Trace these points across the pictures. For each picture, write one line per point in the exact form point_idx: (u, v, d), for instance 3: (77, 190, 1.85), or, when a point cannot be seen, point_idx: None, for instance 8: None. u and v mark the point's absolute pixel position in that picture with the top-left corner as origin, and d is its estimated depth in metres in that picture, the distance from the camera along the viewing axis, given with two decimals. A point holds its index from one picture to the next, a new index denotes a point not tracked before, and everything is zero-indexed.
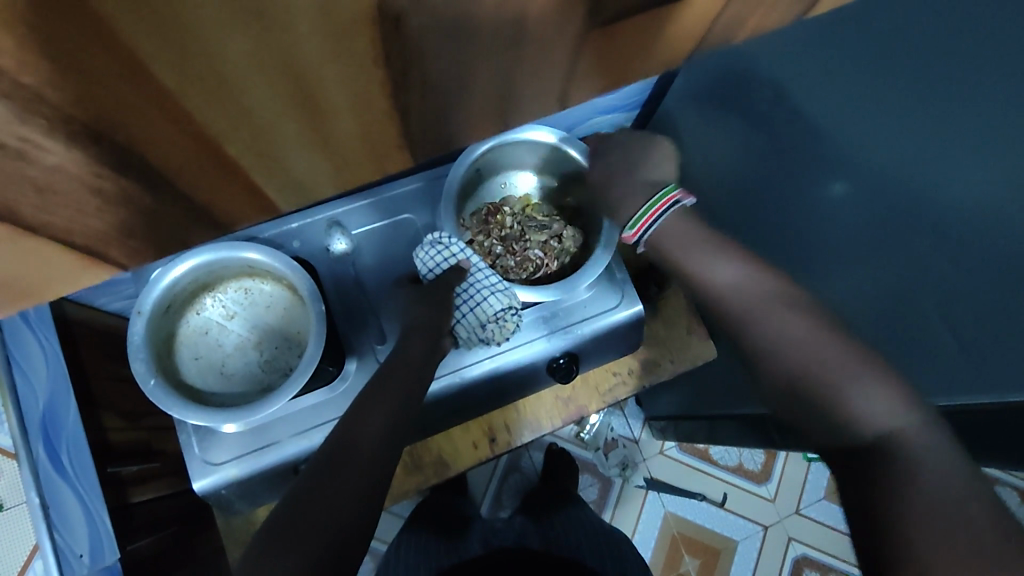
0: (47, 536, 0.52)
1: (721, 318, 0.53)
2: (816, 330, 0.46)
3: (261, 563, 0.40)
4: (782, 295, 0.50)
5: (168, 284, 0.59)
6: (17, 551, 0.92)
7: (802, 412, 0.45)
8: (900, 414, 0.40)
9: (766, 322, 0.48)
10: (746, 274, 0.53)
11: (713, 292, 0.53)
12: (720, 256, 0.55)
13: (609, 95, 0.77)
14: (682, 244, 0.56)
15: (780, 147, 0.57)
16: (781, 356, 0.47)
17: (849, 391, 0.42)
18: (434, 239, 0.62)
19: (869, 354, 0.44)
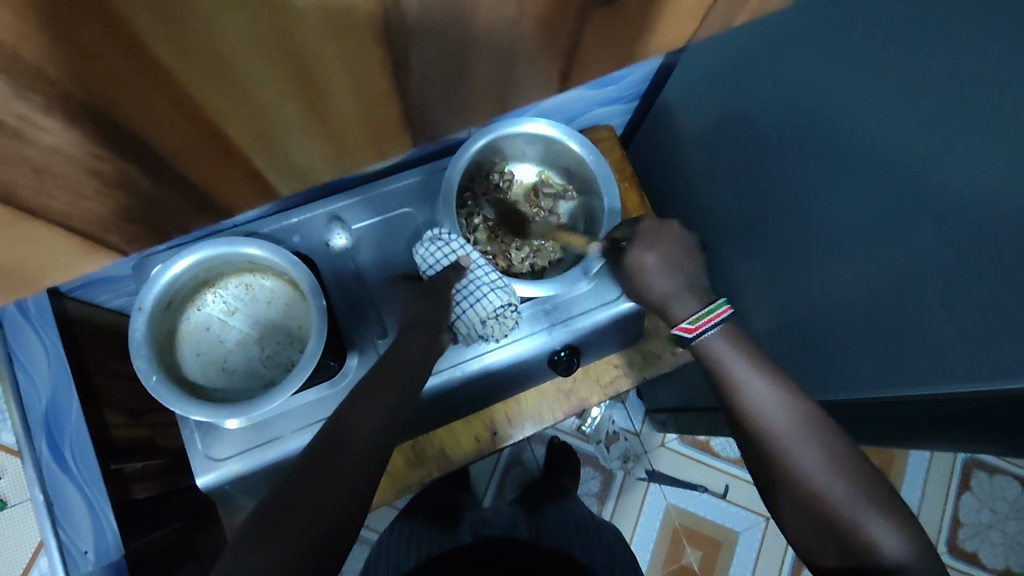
0: (52, 532, 0.54)
1: (758, 441, 0.48)
2: (846, 471, 0.45)
3: (247, 550, 0.41)
4: (810, 417, 0.47)
5: (169, 280, 0.59)
6: (22, 548, 0.93)
7: (813, 532, 0.46)
8: (908, 543, 0.43)
9: (798, 455, 0.46)
10: (787, 396, 0.48)
11: (753, 415, 0.49)
12: (751, 370, 0.50)
13: (608, 88, 0.76)
14: (722, 352, 0.51)
15: (779, 137, 0.57)
16: (806, 487, 0.46)
17: (872, 529, 0.43)
18: (435, 235, 0.62)
19: (883, 484, 0.45)
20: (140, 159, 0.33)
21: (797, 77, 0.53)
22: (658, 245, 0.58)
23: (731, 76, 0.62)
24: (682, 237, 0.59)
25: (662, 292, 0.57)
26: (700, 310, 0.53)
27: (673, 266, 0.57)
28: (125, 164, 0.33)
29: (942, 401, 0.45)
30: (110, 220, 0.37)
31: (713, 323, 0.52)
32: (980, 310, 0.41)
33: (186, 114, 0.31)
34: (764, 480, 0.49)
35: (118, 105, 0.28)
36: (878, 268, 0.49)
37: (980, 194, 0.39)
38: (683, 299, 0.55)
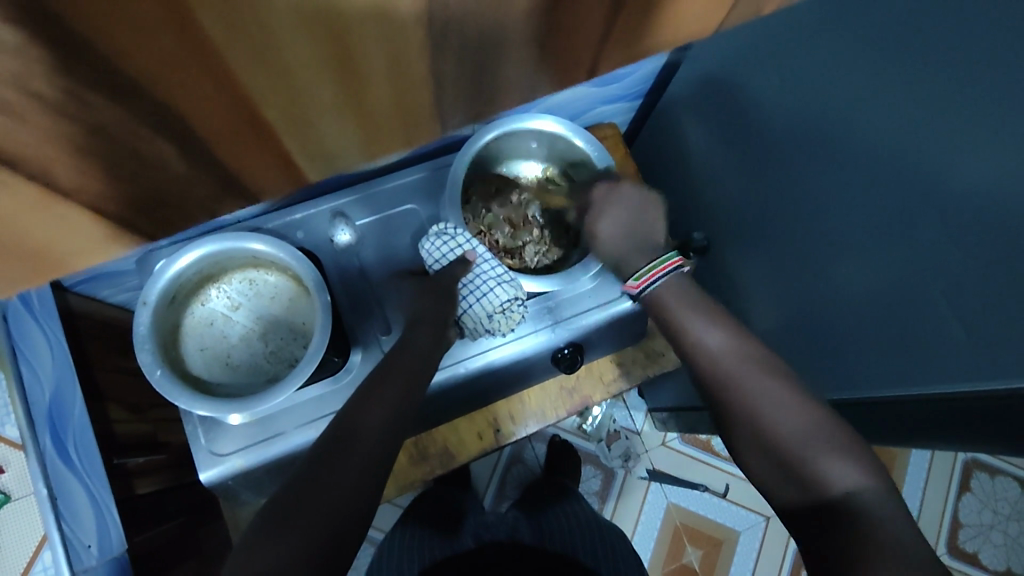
0: (55, 526, 0.53)
1: (710, 387, 0.47)
2: (798, 405, 0.44)
3: (259, 545, 0.41)
4: (759, 358, 0.47)
5: (173, 274, 0.59)
6: (25, 543, 0.93)
7: (768, 471, 0.44)
8: (863, 471, 0.40)
9: (751, 393, 0.45)
10: (734, 340, 0.48)
11: (706, 360, 0.48)
12: (703, 318, 0.50)
13: (613, 86, 0.76)
14: (668, 299, 0.52)
15: (785, 134, 0.57)
16: (758, 424, 0.44)
17: (824, 461, 0.41)
18: (441, 231, 0.63)
19: (834, 417, 0.43)
20: (149, 148, 0.33)
21: (804, 74, 0.53)
22: (616, 205, 0.58)
23: (736, 73, 0.62)
24: (637, 194, 0.58)
25: (613, 250, 0.57)
26: (650, 264, 0.53)
27: (623, 228, 0.57)
28: (133, 151, 0.33)
29: (947, 400, 0.45)
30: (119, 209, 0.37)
31: (659, 275, 0.53)
32: (988, 306, 0.40)
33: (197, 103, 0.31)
34: (722, 425, 0.47)
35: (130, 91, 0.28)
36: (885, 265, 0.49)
37: (990, 190, 0.39)
38: (635, 257, 0.56)
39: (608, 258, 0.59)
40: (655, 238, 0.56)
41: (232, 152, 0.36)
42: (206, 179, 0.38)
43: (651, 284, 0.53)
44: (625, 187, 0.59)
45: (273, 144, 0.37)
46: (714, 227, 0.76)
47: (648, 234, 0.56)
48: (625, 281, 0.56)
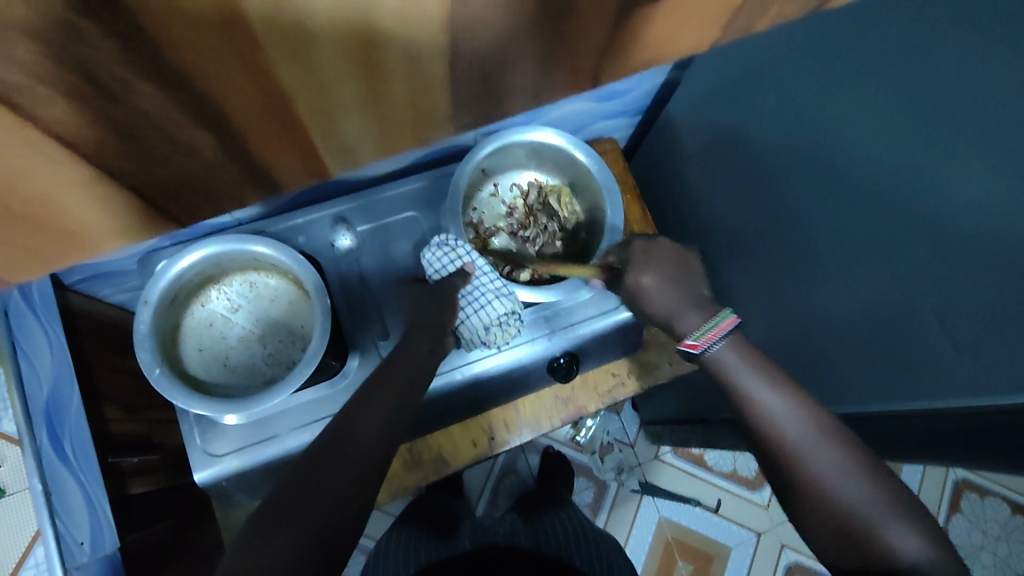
0: (49, 522, 0.54)
1: (772, 455, 0.46)
2: (862, 471, 0.43)
3: (252, 546, 0.41)
4: (817, 423, 0.45)
5: (175, 275, 0.60)
6: (18, 538, 0.92)
7: (835, 544, 0.43)
8: (931, 547, 0.40)
9: (813, 464, 0.44)
10: (793, 402, 0.47)
11: (766, 425, 0.47)
12: (763, 381, 0.48)
13: (613, 102, 0.78)
14: (730, 360, 0.50)
15: (779, 152, 0.59)
16: (820, 493, 0.43)
17: (892, 531, 0.40)
18: (442, 241, 0.64)
19: (897, 484, 0.42)
20: (193, 137, 0.37)
21: (799, 92, 0.54)
22: (663, 263, 0.57)
23: (735, 92, 0.64)
24: (675, 252, 0.59)
25: (663, 306, 0.55)
26: (711, 322, 0.52)
27: (676, 282, 0.56)
28: (168, 135, 0.36)
29: (934, 416, 0.46)
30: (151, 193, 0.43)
31: (721, 334, 0.51)
32: (977, 326, 0.41)
33: (245, 106, 0.36)
34: (785, 495, 0.46)
35: (190, 89, 0.33)
36: (876, 282, 0.49)
37: (978, 212, 0.40)
38: (692, 312, 0.54)
39: (657, 316, 0.56)
40: (704, 296, 0.55)
41: (267, 139, 0.40)
42: (239, 163, 0.43)
43: (714, 343, 0.51)
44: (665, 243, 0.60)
45: (302, 137, 0.42)
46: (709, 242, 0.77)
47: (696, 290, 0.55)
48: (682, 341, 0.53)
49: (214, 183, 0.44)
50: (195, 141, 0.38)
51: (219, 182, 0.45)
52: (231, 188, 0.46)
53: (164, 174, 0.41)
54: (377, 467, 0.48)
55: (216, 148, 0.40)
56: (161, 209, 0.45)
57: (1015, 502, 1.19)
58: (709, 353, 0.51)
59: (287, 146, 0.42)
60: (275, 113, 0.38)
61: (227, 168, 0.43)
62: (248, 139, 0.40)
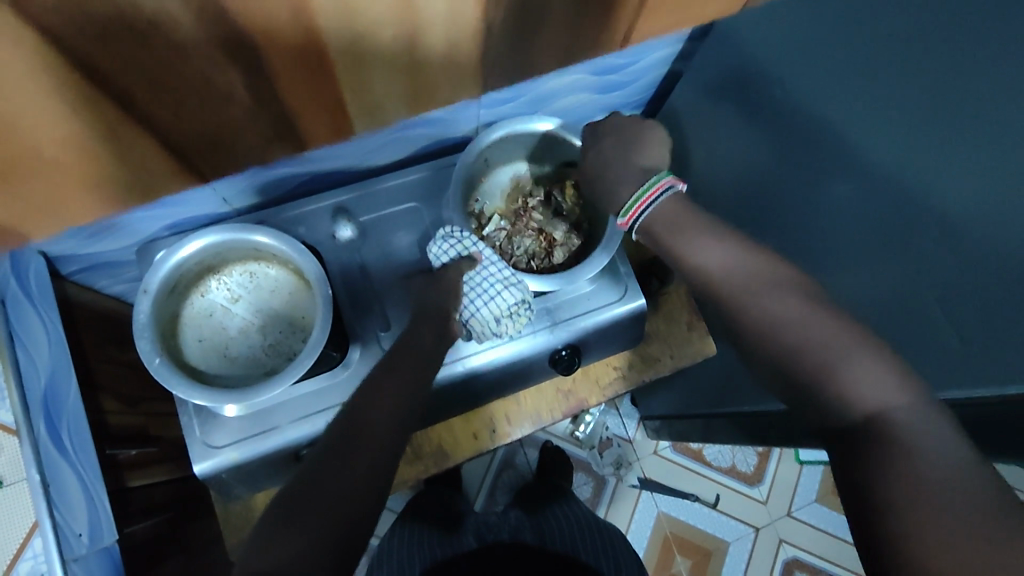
0: (46, 513, 0.52)
1: (724, 307, 0.47)
2: (814, 311, 0.43)
3: (273, 541, 0.41)
4: (766, 274, 0.46)
5: (175, 264, 0.59)
6: (16, 529, 0.92)
7: (801, 398, 0.42)
8: (888, 377, 0.39)
9: (764, 307, 0.44)
10: (738, 252, 0.48)
11: (715, 278, 0.48)
12: (714, 238, 0.50)
13: (616, 93, 0.78)
14: (666, 220, 0.52)
15: (783, 142, 0.58)
16: (770, 337, 0.43)
17: (851, 371, 0.39)
18: (447, 233, 0.63)
19: (853, 324, 0.41)
20: (234, 81, 0.41)
21: (803, 84, 0.54)
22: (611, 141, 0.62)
23: (739, 84, 0.64)
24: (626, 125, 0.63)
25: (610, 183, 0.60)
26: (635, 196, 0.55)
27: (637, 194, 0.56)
28: (204, 74, 0.40)
29: None
30: (174, 140, 0.46)
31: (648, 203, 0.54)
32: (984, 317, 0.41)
33: (289, 57, 0.41)
34: (743, 354, 0.46)
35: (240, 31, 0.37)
36: (882, 275, 0.49)
37: (984, 201, 0.40)
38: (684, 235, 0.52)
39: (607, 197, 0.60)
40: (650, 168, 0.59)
41: (298, 90, 0.45)
42: (273, 117, 0.47)
43: (640, 213, 0.54)
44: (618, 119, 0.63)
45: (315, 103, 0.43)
46: None
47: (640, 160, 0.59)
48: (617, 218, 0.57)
49: (241, 135, 0.48)
50: (231, 85, 0.42)
51: (246, 138, 0.49)
52: (261, 145, 0.51)
53: (195, 123, 0.45)
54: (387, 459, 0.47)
55: (251, 98, 0.44)
56: (190, 161, 0.49)
57: None
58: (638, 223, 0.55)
59: (316, 101, 0.47)
60: (310, 61, 0.42)
61: (258, 124, 0.47)
62: (278, 86, 0.43)
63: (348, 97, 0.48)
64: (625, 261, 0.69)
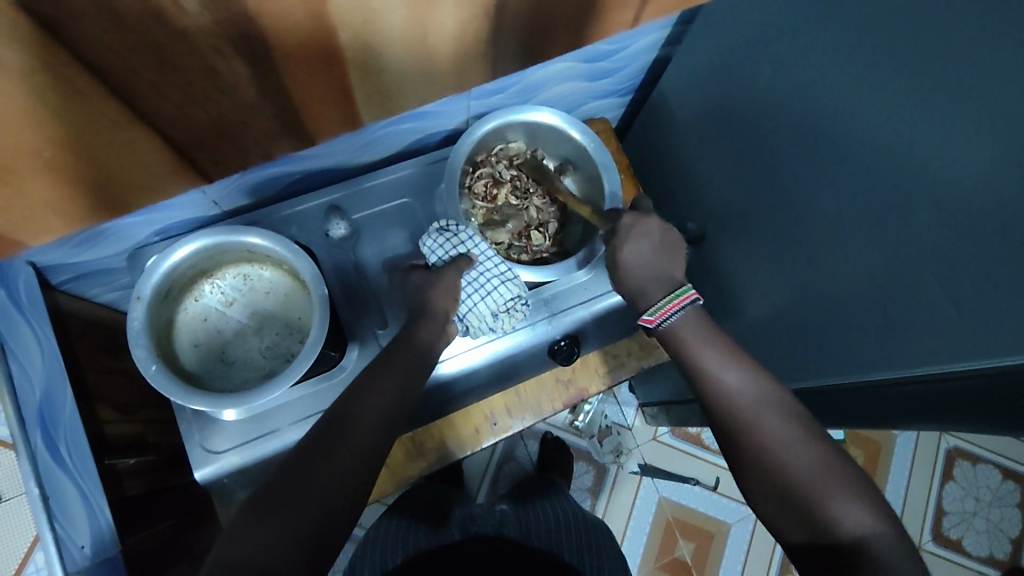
0: (48, 527, 0.52)
1: (725, 422, 0.48)
2: (814, 444, 0.45)
3: (256, 527, 0.42)
4: (772, 394, 0.48)
5: (168, 269, 0.58)
6: (16, 544, 0.91)
7: (786, 518, 0.44)
8: (874, 514, 0.41)
9: (764, 430, 0.46)
10: (750, 381, 0.49)
11: (722, 397, 0.49)
12: (719, 351, 0.51)
13: (605, 80, 0.77)
14: (688, 331, 0.52)
15: (773, 124, 0.59)
16: (768, 460, 0.45)
17: (837, 505, 0.41)
18: (442, 228, 0.62)
19: (839, 455, 0.44)
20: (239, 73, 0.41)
21: (795, 67, 0.54)
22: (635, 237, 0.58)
23: (728, 65, 0.63)
24: (658, 227, 0.58)
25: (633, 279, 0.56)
26: (666, 298, 0.54)
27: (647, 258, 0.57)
28: (205, 65, 0.39)
29: (935, 382, 0.46)
30: (171, 133, 0.45)
31: (676, 310, 0.53)
32: (980, 290, 0.41)
33: (299, 46, 0.40)
34: (733, 464, 0.48)
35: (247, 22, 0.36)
36: (879, 254, 0.49)
37: (978, 171, 0.40)
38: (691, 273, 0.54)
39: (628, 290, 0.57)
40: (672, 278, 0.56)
41: (302, 83, 0.44)
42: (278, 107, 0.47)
43: (669, 318, 0.53)
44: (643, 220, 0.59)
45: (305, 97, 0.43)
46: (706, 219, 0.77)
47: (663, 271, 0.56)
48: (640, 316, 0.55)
49: (242, 127, 0.48)
50: (234, 76, 0.41)
51: (249, 129, 0.48)
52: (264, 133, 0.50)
53: (192, 114, 0.44)
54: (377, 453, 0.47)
55: (256, 90, 0.43)
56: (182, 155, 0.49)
57: (1007, 468, 1.21)
58: (665, 325, 0.53)
59: (322, 92, 0.46)
60: (321, 50, 0.41)
61: (263, 114, 0.47)
62: (279, 80, 0.43)
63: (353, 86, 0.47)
64: None
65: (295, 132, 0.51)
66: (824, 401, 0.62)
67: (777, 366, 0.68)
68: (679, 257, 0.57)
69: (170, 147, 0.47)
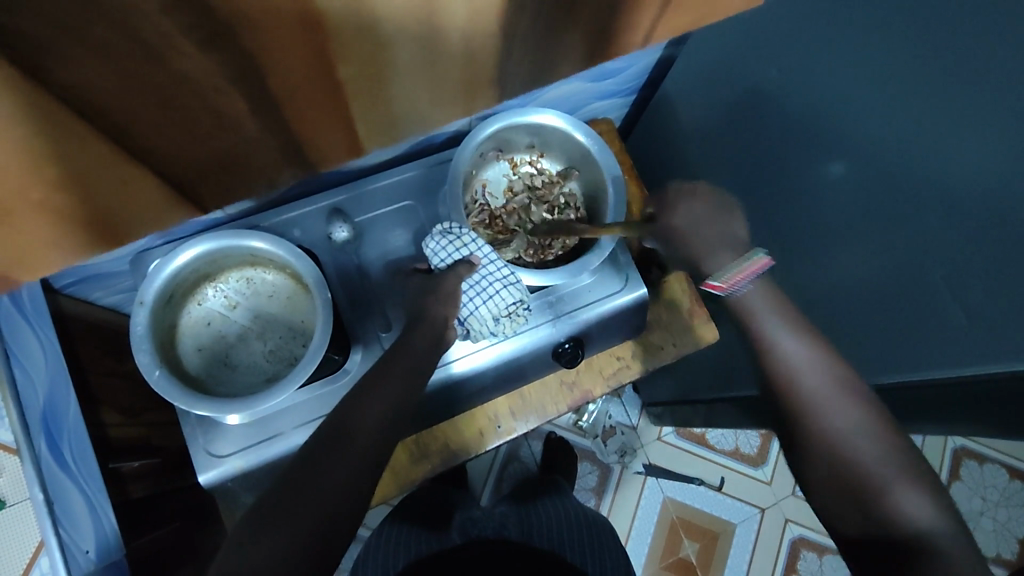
0: (52, 531, 0.54)
1: (788, 407, 0.47)
2: (882, 435, 0.43)
3: (258, 534, 0.41)
4: (846, 379, 0.46)
5: (171, 274, 0.58)
6: (22, 548, 0.91)
7: (841, 506, 0.43)
8: (938, 508, 0.40)
9: (832, 417, 0.45)
10: (827, 365, 0.47)
11: (789, 381, 0.47)
12: (792, 331, 0.49)
13: (608, 81, 0.77)
14: (756, 308, 0.50)
15: (778, 124, 0.58)
16: (832, 445, 0.44)
17: (898, 495, 0.41)
18: (445, 230, 0.62)
19: (910, 449, 0.43)
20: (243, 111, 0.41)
21: (798, 67, 0.53)
22: (696, 204, 0.54)
23: (732, 66, 0.63)
24: (715, 195, 0.55)
25: (691, 246, 0.53)
26: (740, 261, 0.51)
27: (702, 220, 0.53)
28: (210, 104, 0.39)
29: (944, 385, 0.46)
30: (174, 172, 0.45)
31: (749, 275, 0.51)
32: (991, 294, 0.41)
33: (306, 81, 0.40)
34: (792, 445, 0.47)
35: (250, 63, 0.36)
36: (885, 257, 0.49)
37: (990, 174, 0.39)
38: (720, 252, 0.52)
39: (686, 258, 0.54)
40: (741, 241, 0.53)
41: None
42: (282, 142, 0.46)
43: (742, 283, 0.51)
44: (704, 187, 0.55)
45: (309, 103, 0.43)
46: None
47: (732, 234, 0.53)
48: (706, 281, 0.52)
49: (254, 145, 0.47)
50: (245, 105, 0.41)
51: (255, 163, 0.48)
52: (269, 169, 0.50)
53: (201, 151, 0.44)
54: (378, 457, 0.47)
55: (262, 126, 0.43)
56: None
57: (1014, 468, 1.21)
58: (736, 290, 0.51)
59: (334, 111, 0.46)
60: (322, 81, 0.41)
61: (268, 149, 0.47)
62: None
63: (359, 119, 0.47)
64: (626, 251, 0.69)
65: (300, 165, 0.51)
66: None
67: None
68: (738, 220, 0.53)
69: (172, 185, 0.47)
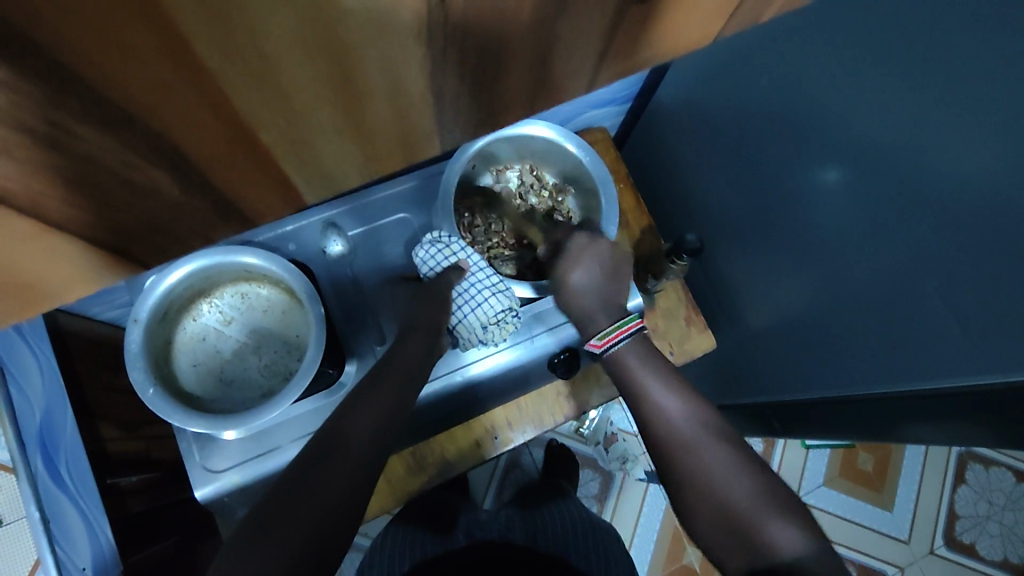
0: (49, 550, 0.54)
1: (661, 451, 0.47)
2: (745, 472, 0.44)
3: (242, 554, 0.41)
4: (710, 425, 0.47)
5: (163, 292, 0.58)
6: (20, 565, 0.91)
7: (721, 543, 0.43)
8: (803, 536, 0.41)
9: (706, 459, 0.45)
10: (693, 409, 0.48)
11: (663, 427, 0.47)
12: (659, 379, 0.50)
13: (599, 89, 0.76)
14: (633, 360, 0.51)
15: (770, 133, 0.58)
16: (709, 487, 0.44)
17: (771, 524, 0.42)
18: (435, 239, 0.63)
19: (776, 484, 0.44)
20: (128, 172, 0.17)
21: (787, 74, 0.52)
22: (590, 260, 0.59)
23: (722, 74, 0.62)
24: (611, 252, 0.60)
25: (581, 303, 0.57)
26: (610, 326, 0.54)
27: (597, 282, 0.58)
28: None
29: (948, 394, 0.45)
30: None
31: (622, 336, 0.53)
32: (987, 303, 0.40)
33: None
34: (674, 492, 0.46)
35: (109, 110, 0.15)
36: (883, 266, 0.48)
37: (981, 184, 0.39)
38: (601, 315, 0.56)
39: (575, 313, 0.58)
40: (621, 303, 0.57)
41: None
42: (197, 193, 0.19)
43: (616, 343, 0.52)
44: (580, 240, 0.61)
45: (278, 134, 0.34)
46: (708, 227, 0.76)
47: (615, 297, 0.57)
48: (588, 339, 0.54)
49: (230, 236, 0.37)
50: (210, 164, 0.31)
51: None
52: (138, 202, 0.18)
53: (150, 261, 0.21)
54: (366, 473, 0.47)
55: None
56: None
57: (1021, 471, 1.19)
58: (610, 350, 0.53)
59: None
60: None
61: None
62: None
63: (293, 177, 0.20)
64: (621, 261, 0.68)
65: (232, 218, 0.21)
66: (830, 414, 0.61)
67: (783, 375, 0.67)
68: (626, 283, 0.59)
69: None
